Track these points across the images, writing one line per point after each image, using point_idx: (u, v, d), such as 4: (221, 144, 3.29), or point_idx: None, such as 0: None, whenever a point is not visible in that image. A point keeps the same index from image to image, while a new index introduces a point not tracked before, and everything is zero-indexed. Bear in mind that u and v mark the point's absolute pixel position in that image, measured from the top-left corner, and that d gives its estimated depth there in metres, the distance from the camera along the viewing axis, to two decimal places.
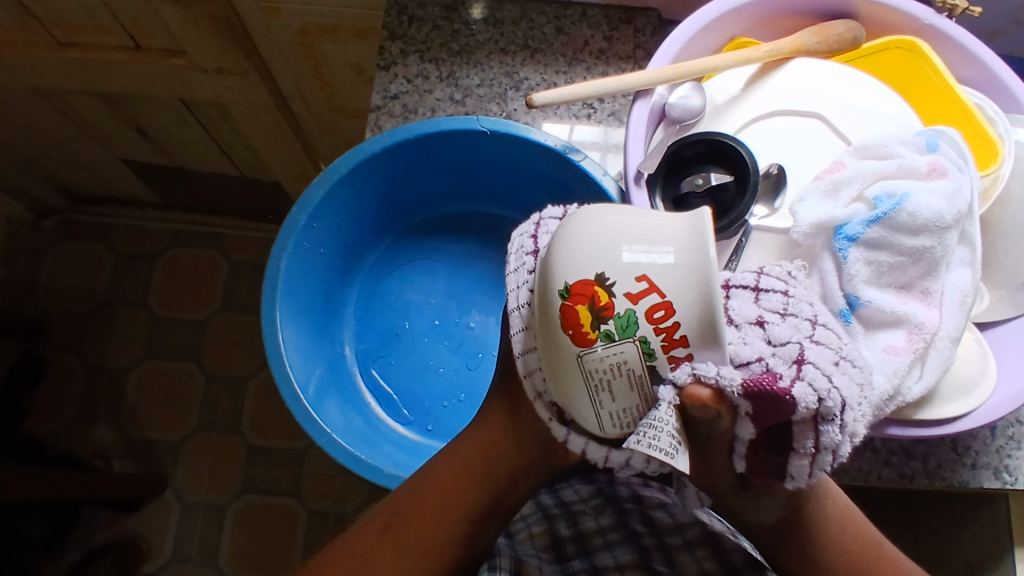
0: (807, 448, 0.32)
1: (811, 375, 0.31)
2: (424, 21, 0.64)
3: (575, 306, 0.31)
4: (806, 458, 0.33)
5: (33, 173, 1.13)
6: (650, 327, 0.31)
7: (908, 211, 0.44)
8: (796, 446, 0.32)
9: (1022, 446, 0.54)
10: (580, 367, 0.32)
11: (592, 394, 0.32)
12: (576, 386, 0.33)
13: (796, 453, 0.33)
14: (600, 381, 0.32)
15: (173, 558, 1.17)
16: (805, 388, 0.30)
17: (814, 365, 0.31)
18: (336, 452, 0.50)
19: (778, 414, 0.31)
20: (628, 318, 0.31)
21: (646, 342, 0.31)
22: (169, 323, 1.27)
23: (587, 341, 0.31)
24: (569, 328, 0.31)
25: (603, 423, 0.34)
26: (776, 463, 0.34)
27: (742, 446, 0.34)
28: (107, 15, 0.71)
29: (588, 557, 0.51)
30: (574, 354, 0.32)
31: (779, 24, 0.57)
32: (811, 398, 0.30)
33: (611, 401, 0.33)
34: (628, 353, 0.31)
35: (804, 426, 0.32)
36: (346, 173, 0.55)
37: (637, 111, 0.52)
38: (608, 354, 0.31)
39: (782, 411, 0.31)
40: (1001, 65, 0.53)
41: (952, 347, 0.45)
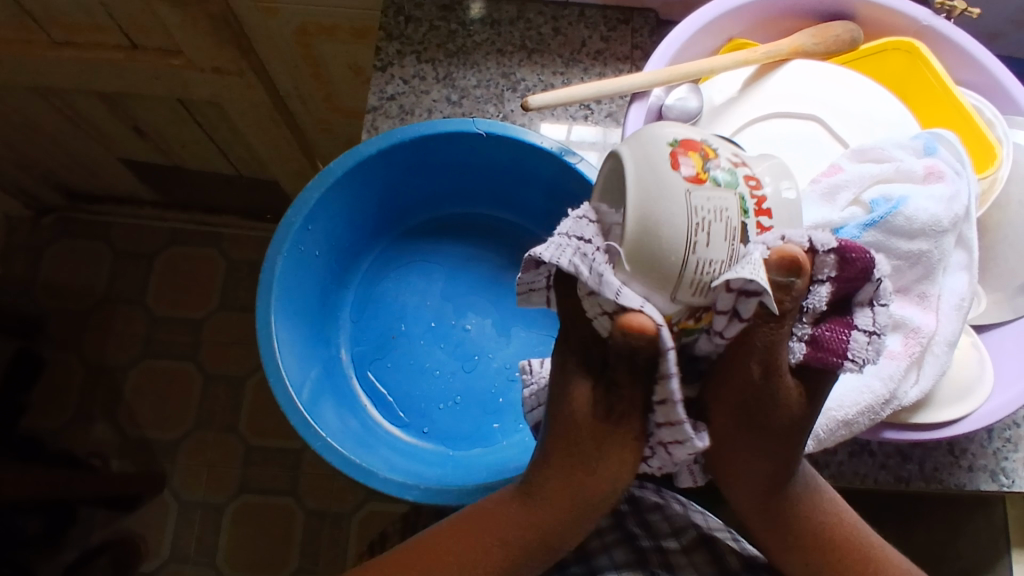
0: (868, 325, 0.36)
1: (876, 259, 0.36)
2: (421, 21, 0.64)
3: (686, 152, 0.33)
4: (863, 340, 0.36)
5: (31, 172, 1.13)
6: (748, 188, 0.33)
7: (905, 215, 0.44)
8: (860, 323, 0.36)
9: (1018, 449, 0.54)
10: (688, 203, 0.32)
11: (690, 238, 0.32)
12: (673, 233, 0.32)
13: (856, 330, 0.36)
14: (702, 221, 0.32)
15: (171, 557, 1.17)
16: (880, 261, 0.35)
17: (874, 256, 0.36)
18: (331, 456, 0.50)
19: (857, 280, 0.35)
20: (732, 173, 0.33)
21: (744, 199, 0.33)
22: (167, 322, 1.26)
23: (698, 179, 0.32)
24: (683, 167, 0.32)
25: (681, 283, 0.33)
26: (830, 349, 0.36)
27: (802, 327, 0.36)
28: (104, 14, 0.71)
29: (587, 560, 0.51)
30: (682, 190, 0.32)
31: (777, 25, 0.56)
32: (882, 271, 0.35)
33: (703, 250, 0.32)
34: (731, 201, 0.33)
35: (864, 304, 0.36)
36: (342, 175, 0.55)
37: (633, 113, 0.52)
38: (715, 197, 0.32)
39: (861, 278, 0.35)
40: (1000, 68, 0.53)
41: (949, 352, 0.45)
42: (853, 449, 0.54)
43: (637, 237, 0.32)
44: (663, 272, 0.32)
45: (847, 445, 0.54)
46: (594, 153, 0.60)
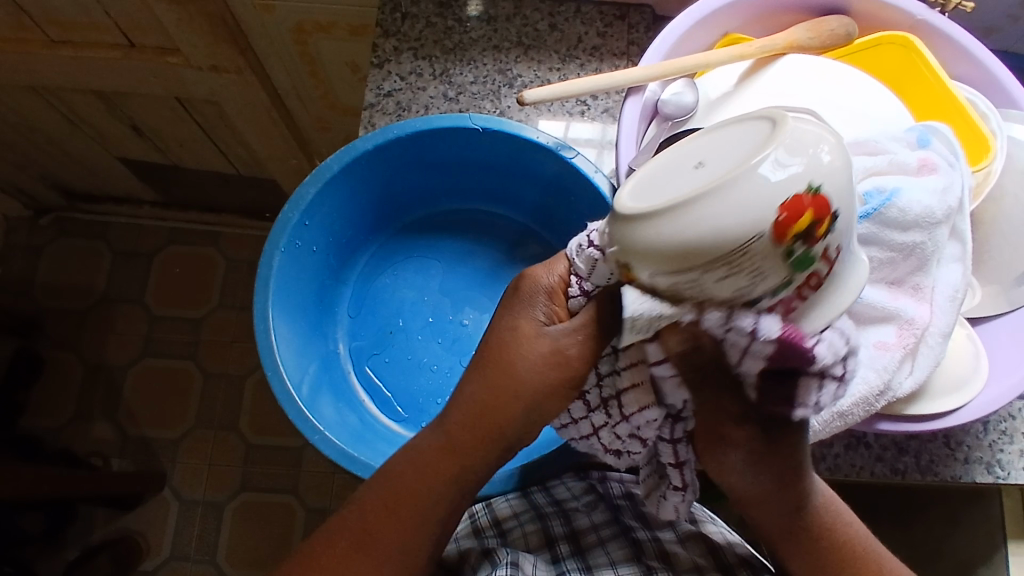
0: (812, 401, 0.34)
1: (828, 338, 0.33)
2: (418, 18, 0.64)
3: (810, 204, 0.29)
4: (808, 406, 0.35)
5: (29, 171, 1.13)
6: (804, 276, 0.31)
7: (898, 207, 0.44)
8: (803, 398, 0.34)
9: (1014, 441, 0.55)
10: (751, 237, 0.28)
11: (710, 264, 0.29)
12: (708, 243, 0.28)
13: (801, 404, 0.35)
14: (742, 265, 0.29)
15: (171, 555, 1.17)
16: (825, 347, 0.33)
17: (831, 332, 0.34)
18: (329, 449, 0.50)
19: (795, 360, 0.32)
20: (812, 258, 0.30)
21: (790, 281, 0.31)
22: (166, 321, 1.27)
23: (782, 237, 0.29)
24: (788, 213, 0.28)
25: (675, 267, 0.30)
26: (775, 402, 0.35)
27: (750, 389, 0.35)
28: (101, 12, 0.71)
29: (583, 556, 0.51)
30: (759, 227, 0.28)
31: (773, 20, 0.57)
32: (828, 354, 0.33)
33: (710, 282, 0.30)
34: (775, 275, 0.30)
35: (810, 380, 0.34)
36: (338, 171, 0.55)
37: (629, 107, 0.53)
38: (773, 257, 0.29)
39: (800, 359, 0.32)
40: (995, 63, 0.53)
41: (943, 344, 0.45)
42: (849, 442, 0.54)
43: (702, 209, 0.28)
44: (671, 247, 0.29)
45: (843, 437, 0.54)
46: (591, 149, 0.60)
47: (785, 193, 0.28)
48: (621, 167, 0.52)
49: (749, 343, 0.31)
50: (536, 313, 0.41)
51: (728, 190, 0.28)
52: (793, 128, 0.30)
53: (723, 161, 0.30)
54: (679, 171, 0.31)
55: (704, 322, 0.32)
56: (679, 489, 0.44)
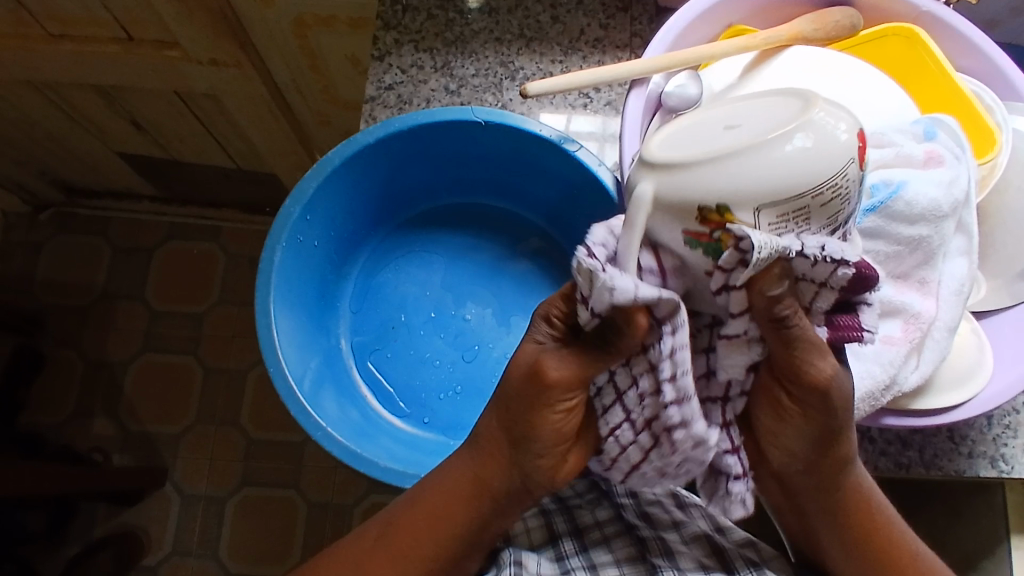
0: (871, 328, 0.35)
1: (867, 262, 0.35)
2: (418, 10, 0.63)
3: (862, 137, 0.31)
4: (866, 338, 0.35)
5: (28, 166, 1.13)
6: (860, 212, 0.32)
7: (904, 200, 0.44)
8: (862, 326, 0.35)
9: (1018, 435, 0.55)
10: (847, 159, 0.29)
11: (818, 188, 0.29)
12: (812, 168, 0.29)
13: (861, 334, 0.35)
14: (840, 189, 0.30)
15: (173, 551, 1.17)
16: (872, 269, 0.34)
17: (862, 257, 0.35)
18: (332, 445, 0.50)
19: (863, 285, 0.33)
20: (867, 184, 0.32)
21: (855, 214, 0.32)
22: (167, 316, 1.26)
23: (864, 159, 0.30)
24: (862, 139, 0.30)
25: (779, 202, 0.29)
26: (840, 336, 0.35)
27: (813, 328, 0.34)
28: (99, 6, 0.70)
29: (587, 552, 0.50)
30: (851, 150, 0.29)
31: (777, 11, 0.56)
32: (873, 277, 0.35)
33: (811, 209, 0.29)
34: (855, 202, 0.31)
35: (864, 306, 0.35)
36: (340, 165, 0.54)
37: (633, 101, 0.52)
38: (858, 182, 0.30)
39: (867, 283, 0.33)
40: (1000, 54, 0.53)
41: (948, 338, 0.45)
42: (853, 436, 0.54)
43: (799, 138, 0.29)
44: (769, 184, 0.29)
45: None
46: (593, 142, 0.60)
47: (809, 167, 0.28)
48: (624, 160, 0.51)
49: (836, 272, 0.31)
50: (536, 333, 0.39)
51: (769, 148, 0.29)
52: (824, 104, 0.30)
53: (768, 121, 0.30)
54: (713, 132, 0.31)
55: (804, 255, 0.30)
56: (739, 478, 0.39)
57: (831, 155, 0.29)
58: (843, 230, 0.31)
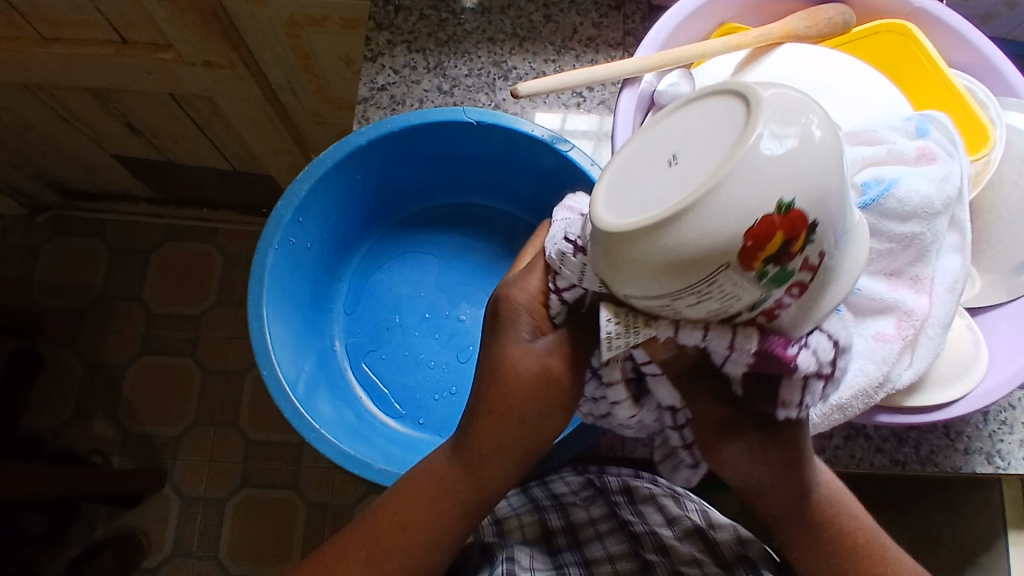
0: (794, 403, 0.35)
1: (815, 343, 0.33)
2: (411, 11, 0.63)
3: (780, 226, 0.25)
4: (795, 409, 0.36)
5: (24, 169, 1.13)
6: (787, 288, 0.28)
7: (896, 197, 0.44)
8: (785, 402, 0.35)
9: (1014, 431, 0.55)
10: (714, 272, 0.26)
11: (678, 294, 0.27)
12: (664, 279, 0.26)
13: (784, 407, 0.36)
14: (712, 290, 0.27)
15: (174, 553, 1.17)
16: (809, 357, 0.33)
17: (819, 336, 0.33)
18: (325, 447, 0.50)
19: (775, 368, 0.32)
20: (789, 274, 0.27)
21: (766, 297, 0.28)
22: (165, 318, 1.26)
23: (749, 266, 0.26)
24: (749, 241, 0.25)
25: (642, 297, 0.28)
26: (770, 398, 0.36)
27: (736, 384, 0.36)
28: (91, 8, 0.70)
29: (580, 548, 0.51)
30: (723, 261, 0.26)
31: (769, 9, 0.56)
32: (811, 363, 0.33)
33: (683, 307, 0.28)
34: (746, 297, 0.28)
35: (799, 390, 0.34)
36: (332, 166, 0.54)
37: (624, 100, 0.52)
38: (744, 286, 0.27)
39: (782, 367, 0.32)
40: (993, 49, 0.53)
41: (943, 335, 0.45)
42: (850, 433, 0.54)
43: (663, 243, 0.26)
44: (641, 266, 0.27)
45: (843, 429, 0.54)
46: (588, 142, 0.60)
47: (677, 274, 0.26)
48: None
49: (725, 355, 0.32)
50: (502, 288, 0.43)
51: (645, 243, 0.26)
52: (733, 182, 0.25)
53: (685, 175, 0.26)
54: (651, 170, 0.28)
55: (682, 338, 0.31)
56: (694, 466, 0.45)
57: (702, 262, 0.26)
58: (748, 313, 0.29)
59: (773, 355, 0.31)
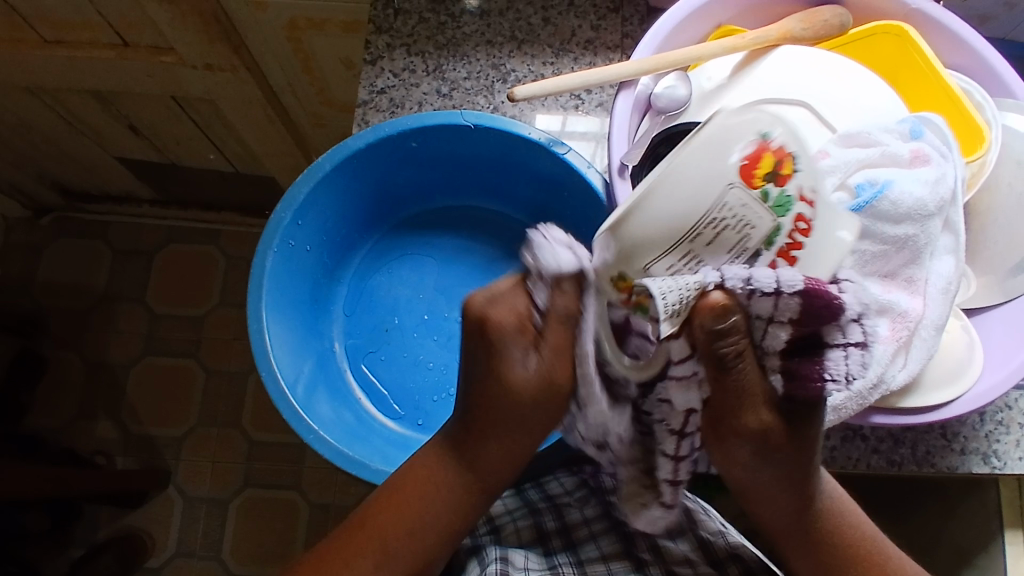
0: (843, 372, 0.37)
1: (847, 298, 0.37)
2: (410, 14, 0.64)
3: (754, 166, 0.39)
4: (839, 381, 0.37)
5: (27, 171, 1.13)
6: (790, 221, 0.39)
7: (890, 199, 0.44)
8: (835, 371, 0.37)
9: (1010, 432, 0.55)
10: (719, 206, 0.38)
11: (697, 233, 0.39)
12: (688, 215, 0.38)
13: (832, 380, 0.37)
14: (727, 219, 0.38)
15: (177, 552, 1.18)
16: (848, 304, 0.36)
17: (844, 291, 0.37)
18: (323, 448, 0.50)
19: (821, 322, 0.36)
20: (788, 197, 0.39)
21: (779, 226, 0.39)
22: (168, 319, 1.27)
23: (750, 190, 0.38)
24: (743, 177, 0.38)
25: (670, 253, 0.39)
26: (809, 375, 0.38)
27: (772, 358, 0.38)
28: (93, 11, 0.71)
29: (575, 549, 0.52)
30: (726, 184, 0.38)
31: (766, 11, 0.56)
32: (852, 312, 0.36)
33: (707, 246, 0.39)
34: (762, 222, 0.39)
35: (844, 350, 0.37)
36: (331, 170, 0.55)
37: (621, 102, 0.52)
38: (744, 211, 0.38)
39: (826, 318, 0.36)
40: (989, 50, 0.53)
41: (936, 336, 0.45)
42: (846, 434, 0.54)
43: (675, 190, 0.38)
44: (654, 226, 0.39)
45: (839, 430, 0.54)
46: (586, 144, 0.60)
47: (691, 213, 0.38)
48: (612, 162, 0.51)
49: (773, 305, 0.36)
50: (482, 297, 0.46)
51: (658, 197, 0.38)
52: (705, 144, 0.38)
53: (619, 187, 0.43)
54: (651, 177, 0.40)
55: (727, 285, 0.36)
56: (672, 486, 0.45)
57: (705, 196, 0.38)
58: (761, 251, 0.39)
59: (820, 299, 0.36)
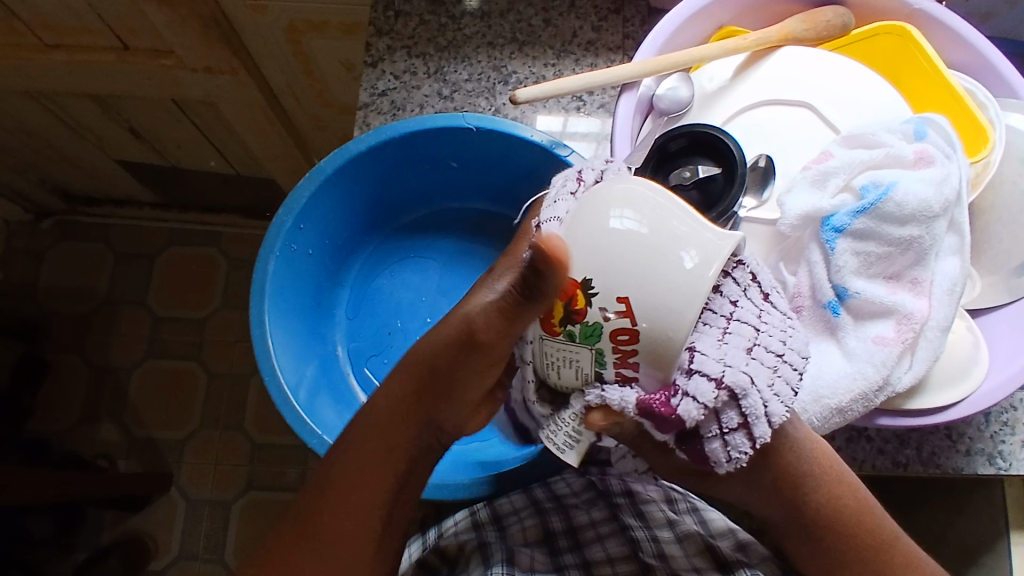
0: (721, 460, 0.37)
1: (693, 387, 0.34)
2: (411, 16, 0.63)
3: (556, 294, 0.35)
4: (726, 464, 0.37)
5: (28, 175, 1.13)
6: (609, 344, 0.34)
7: (895, 201, 0.44)
8: (715, 460, 0.37)
9: (1016, 432, 0.54)
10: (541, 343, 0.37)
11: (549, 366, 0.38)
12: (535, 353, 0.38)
13: (717, 465, 0.37)
14: (557, 360, 0.37)
15: (181, 555, 1.18)
16: (687, 407, 0.34)
17: (699, 373, 0.34)
18: (327, 453, 0.50)
19: (674, 427, 0.35)
20: (592, 327, 0.34)
21: (601, 353, 0.35)
22: (170, 322, 1.27)
23: (552, 331, 0.36)
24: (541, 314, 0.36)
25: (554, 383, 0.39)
26: (698, 454, 0.38)
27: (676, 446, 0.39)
28: (93, 16, 0.71)
29: (580, 551, 0.52)
30: (539, 335, 0.37)
31: (768, 11, 0.56)
32: (694, 412, 0.34)
33: (560, 380, 0.38)
34: (583, 356, 0.35)
35: (710, 438, 0.36)
36: (332, 173, 0.55)
37: (623, 105, 0.52)
38: (566, 348, 0.36)
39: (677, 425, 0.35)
40: (991, 49, 0.53)
41: (942, 337, 0.45)
42: (851, 435, 0.54)
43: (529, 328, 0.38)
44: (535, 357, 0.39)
45: (844, 431, 0.54)
46: (588, 145, 0.60)
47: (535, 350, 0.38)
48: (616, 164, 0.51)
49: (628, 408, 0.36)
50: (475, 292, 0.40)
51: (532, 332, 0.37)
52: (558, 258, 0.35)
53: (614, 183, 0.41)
54: None
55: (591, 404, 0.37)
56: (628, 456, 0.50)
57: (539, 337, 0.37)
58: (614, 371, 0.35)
59: (655, 413, 0.35)
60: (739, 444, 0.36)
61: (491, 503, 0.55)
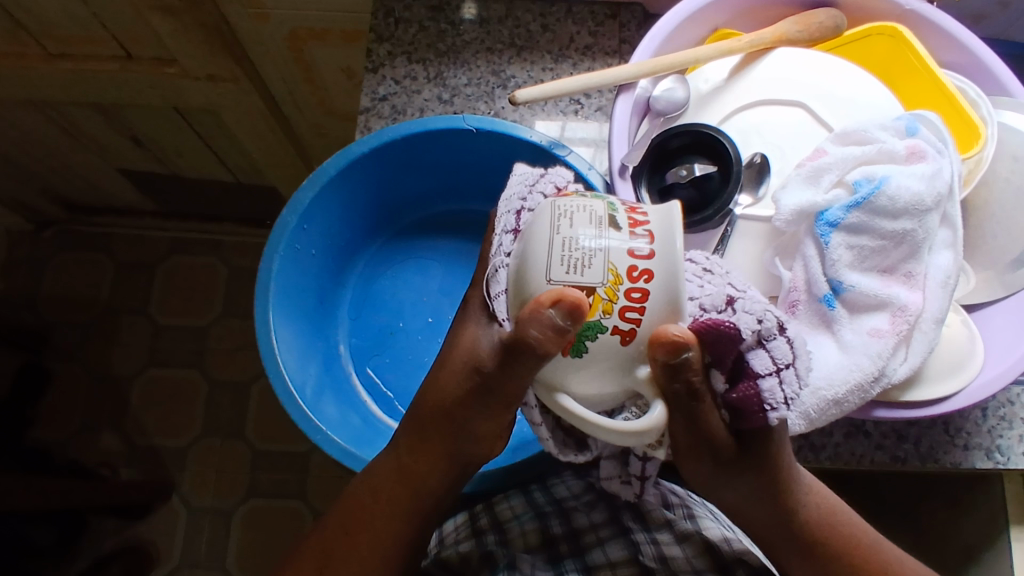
0: (768, 369, 0.36)
1: (743, 306, 0.36)
2: (411, 23, 0.64)
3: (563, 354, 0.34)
4: (773, 381, 0.36)
5: (32, 184, 1.14)
6: (615, 320, 0.33)
7: (887, 195, 0.44)
8: (759, 370, 0.36)
9: (1013, 426, 0.55)
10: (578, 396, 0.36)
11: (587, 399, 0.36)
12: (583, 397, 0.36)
13: (761, 376, 0.36)
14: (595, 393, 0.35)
15: (181, 564, 1.17)
16: (743, 316, 0.36)
17: (740, 298, 0.36)
18: (331, 448, 0.51)
19: (729, 347, 0.35)
20: (594, 325, 0.33)
21: (600, 324, 0.33)
22: (170, 330, 1.28)
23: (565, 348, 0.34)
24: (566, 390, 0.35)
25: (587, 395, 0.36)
26: (749, 402, 0.37)
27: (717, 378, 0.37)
28: (98, 25, 0.72)
29: (582, 556, 0.52)
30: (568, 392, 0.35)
31: (762, 14, 0.57)
32: (751, 321, 0.36)
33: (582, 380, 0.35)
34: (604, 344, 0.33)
35: (756, 348, 0.36)
36: (335, 174, 0.56)
37: (621, 105, 0.53)
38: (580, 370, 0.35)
39: (731, 343, 0.35)
40: (982, 48, 0.54)
41: (936, 329, 0.45)
42: (848, 430, 0.54)
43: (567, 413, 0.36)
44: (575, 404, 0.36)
45: (843, 426, 0.55)
46: (587, 147, 0.61)
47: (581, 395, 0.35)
48: (613, 163, 0.51)
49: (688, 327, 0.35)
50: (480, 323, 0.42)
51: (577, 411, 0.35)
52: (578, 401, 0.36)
53: (539, 210, 0.35)
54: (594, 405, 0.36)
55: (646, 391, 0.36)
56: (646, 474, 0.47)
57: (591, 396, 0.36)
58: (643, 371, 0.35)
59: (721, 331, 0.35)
60: (791, 380, 0.37)
61: (492, 508, 0.56)
